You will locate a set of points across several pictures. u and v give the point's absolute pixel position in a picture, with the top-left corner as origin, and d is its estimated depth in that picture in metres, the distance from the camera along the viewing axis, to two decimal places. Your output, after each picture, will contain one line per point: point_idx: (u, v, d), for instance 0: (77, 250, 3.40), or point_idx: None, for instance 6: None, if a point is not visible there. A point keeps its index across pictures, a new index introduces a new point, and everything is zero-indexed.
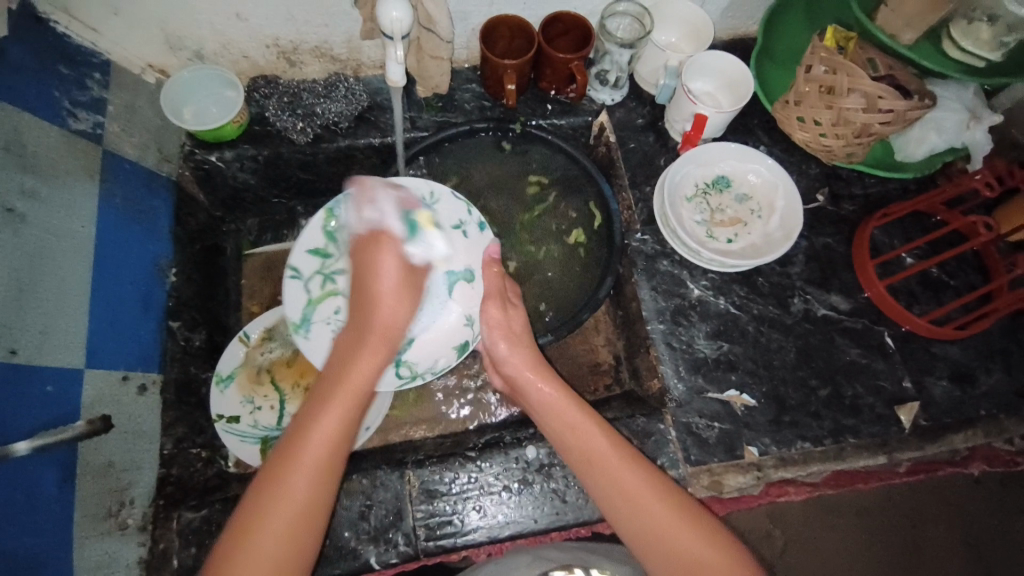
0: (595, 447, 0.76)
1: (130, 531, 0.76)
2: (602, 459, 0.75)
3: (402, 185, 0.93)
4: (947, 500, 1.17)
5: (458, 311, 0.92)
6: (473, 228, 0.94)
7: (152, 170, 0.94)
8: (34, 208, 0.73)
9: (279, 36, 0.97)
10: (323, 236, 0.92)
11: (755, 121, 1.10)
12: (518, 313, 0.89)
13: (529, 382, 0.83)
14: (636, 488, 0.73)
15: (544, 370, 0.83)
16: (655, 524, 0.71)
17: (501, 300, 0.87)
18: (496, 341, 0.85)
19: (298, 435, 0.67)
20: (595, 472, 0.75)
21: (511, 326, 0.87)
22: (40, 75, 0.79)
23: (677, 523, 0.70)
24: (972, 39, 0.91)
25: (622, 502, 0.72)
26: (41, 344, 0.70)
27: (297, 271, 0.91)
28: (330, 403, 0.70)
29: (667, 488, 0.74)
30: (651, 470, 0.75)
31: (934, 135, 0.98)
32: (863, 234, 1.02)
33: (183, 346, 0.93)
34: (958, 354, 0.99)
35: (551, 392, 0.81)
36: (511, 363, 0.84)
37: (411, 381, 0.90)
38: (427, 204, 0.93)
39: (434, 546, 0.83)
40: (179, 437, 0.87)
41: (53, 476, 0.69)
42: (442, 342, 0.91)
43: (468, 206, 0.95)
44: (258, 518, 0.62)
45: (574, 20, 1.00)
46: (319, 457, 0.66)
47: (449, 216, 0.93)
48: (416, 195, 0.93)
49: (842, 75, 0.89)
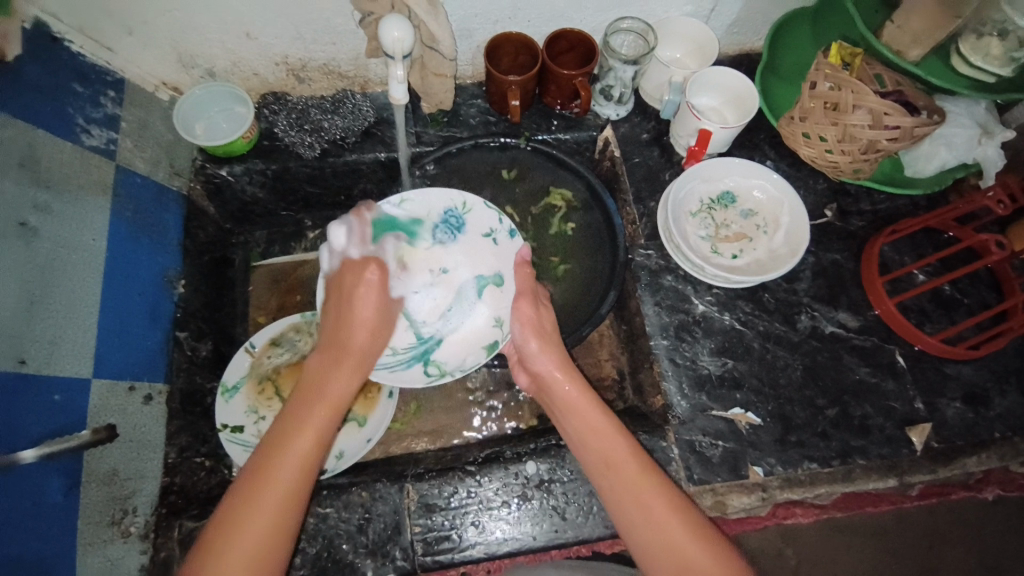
0: (616, 454, 0.75)
1: (132, 539, 0.77)
2: (623, 469, 0.74)
3: (436, 196, 0.97)
4: (967, 524, 1.13)
5: (487, 313, 0.94)
6: (504, 236, 0.97)
7: (163, 184, 0.96)
8: (47, 222, 0.75)
9: (288, 54, 0.99)
10: None
11: (760, 136, 1.09)
12: (548, 313, 0.88)
13: (553, 381, 0.82)
14: (657, 504, 0.71)
15: (569, 370, 0.82)
16: (673, 542, 0.69)
17: (534, 299, 0.87)
18: (527, 338, 0.84)
19: (273, 454, 0.66)
20: (612, 478, 0.74)
21: (542, 324, 0.86)
22: (55, 93, 0.81)
23: (695, 543, 0.69)
24: (981, 55, 0.90)
25: (642, 516, 0.71)
26: (50, 354, 0.72)
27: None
28: (304, 417, 0.69)
29: (686, 506, 0.72)
30: (671, 486, 0.74)
31: (944, 151, 0.97)
32: (872, 250, 1.00)
33: (189, 357, 0.94)
34: (971, 374, 0.97)
35: (576, 393, 0.80)
36: (540, 364, 0.83)
37: (440, 380, 0.92)
38: (459, 213, 0.97)
39: (432, 561, 0.83)
40: (183, 446, 0.88)
41: (58, 483, 0.70)
42: (469, 343, 0.93)
43: (498, 214, 0.97)
44: (234, 528, 0.62)
45: (579, 38, 1.01)
46: (290, 477, 0.65)
47: (480, 224, 0.97)
48: (448, 204, 0.97)
49: (847, 91, 0.88)
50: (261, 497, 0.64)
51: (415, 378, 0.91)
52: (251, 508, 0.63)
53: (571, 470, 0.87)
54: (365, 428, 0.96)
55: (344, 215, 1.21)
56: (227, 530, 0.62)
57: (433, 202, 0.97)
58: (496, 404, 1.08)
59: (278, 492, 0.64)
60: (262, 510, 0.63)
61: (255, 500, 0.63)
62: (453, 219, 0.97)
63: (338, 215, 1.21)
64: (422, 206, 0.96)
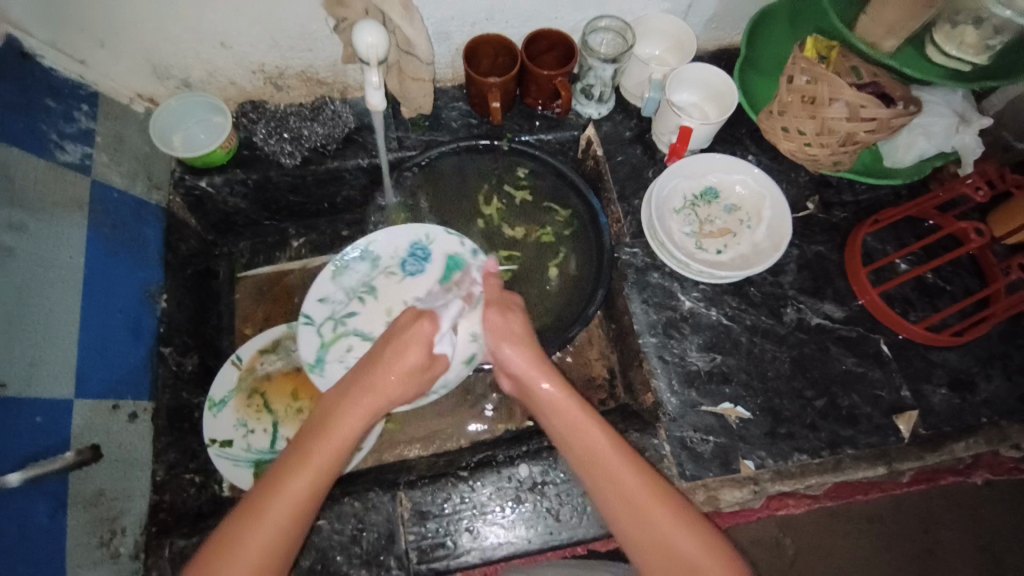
0: (598, 448, 0.75)
1: (122, 560, 0.77)
2: (608, 464, 0.73)
3: (399, 232, 0.99)
4: (958, 507, 1.14)
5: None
6: (468, 258, 0.97)
7: (141, 198, 0.95)
8: (22, 241, 0.74)
9: (265, 63, 0.98)
10: (333, 283, 0.97)
11: (742, 131, 1.10)
12: (520, 317, 0.85)
13: (530, 383, 0.80)
14: (641, 497, 0.71)
15: (546, 369, 0.80)
16: (659, 533, 0.69)
17: (500, 307, 0.85)
18: (498, 346, 0.82)
19: (280, 479, 0.65)
20: (598, 477, 0.74)
21: (511, 329, 0.83)
22: (28, 110, 0.80)
23: (680, 531, 0.69)
24: (956, 43, 0.91)
25: (630, 514, 0.71)
26: (30, 375, 0.71)
27: (309, 318, 0.94)
28: (317, 447, 0.67)
29: (671, 498, 0.72)
30: (655, 476, 0.74)
31: (923, 140, 0.98)
32: (855, 240, 1.01)
33: (176, 371, 0.93)
34: (956, 360, 0.98)
35: (556, 394, 0.78)
36: (516, 365, 0.81)
37: (423, 401, 0.92)
38: (424, 245, 0.99)
39: (427, 569, 0.82)
40: (171, 464, 0.87)
41: (47, 505, 0.69)
42: (448, 361, 0.93)
43: (461, 238, 0.99)
44: (223, 558, 0.62)
45: (559, 38, 1.01)
46: (292, 508, 0.64)
47: (447, 250, 0.98)
48: (412, 237, 0.99)
49: (823, 85, 0.89)
50: (262, 518, 0.63)
51: (401, 404, 0.91)
52: (252, 526, 0.63)
53: (564, 471, 0.87)
54: (355, 437, 0.95)
55: (328, 222, 1.20)
56: (226, 545, 0.62)
57: (398, 237, 0.99)
58: (487, 408, 1.08)
59: (278, 517, 0.64)
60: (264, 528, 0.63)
61: (258, 521, 0.63)
62: (420, 251, 0.98)
63: (323, 222, 1.21)
64: (388, 243, 0.99)
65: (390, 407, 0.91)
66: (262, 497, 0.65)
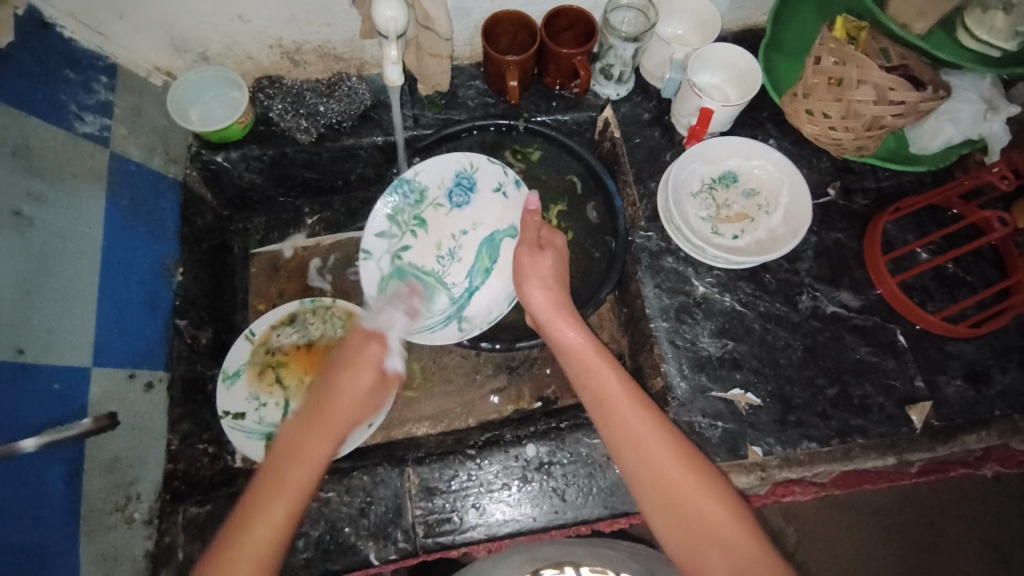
0: (610, 388, 0.76)
1: (136, 525, 0.80)
2: (617, 402, 0.75)
3: (445, 160, 1.01)
4: (967, 500, 1.14)
5: (506, 265, 0.99)
6: (512, 188, 1.01)
7: (158, 170, 0.95)
8: (41, 212, 0.75)
9: (282, 37, 0.98)
10: (387, 219, 0.99)
11: (764, 114, 1.08)
12: (552, 263, 0.87)
13: (551, 324, 0.83)
14: (646, 436, 0.72)
15: (567, 313, 0.83)
16: (659, 467, 0.71)
17: (531, 249, 0.87)
18: (532, 292, 0.85)
19: (249, 511, 0.66)
20: (605, 416, 0.75)
21: (539, 273, 0.86)
22: (49, 82, 0.80)
23: (680, 468, 0.70)
24: (987, 28, 0.88)
25: (634, 450, 0.72)
26: (49, 343, 0.72)
27: (368, 253, 0.97)
28: (281, 476, 0.68)
29: (680, 443, 0.73)
30: (666, 422, 0.74)
31: (950, 126, 0.95)
32: (874, 230, 0.99)
33: (190, 344, 0.95)
34: (972, 352, 0.96)
35: (578, 339, 0.81)
36: (540, 306, 0.84)
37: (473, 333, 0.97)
38: (468, 173, 1.02)
39: (433, 543, 0.84)
40: (184, 434, 0.90)
41: (62, 471, 0.71)
42: (494, 297, 0.98)
43: (503, 168, 1.01)
44: None
45: (579, 16, 0.99)
46: (258, 552, 0.63)
47: (489, 180, 1.01)
48: (457, 166, 1.01)
49: (852, 66, 0.87)
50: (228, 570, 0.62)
51: (450, 335, 0.96)
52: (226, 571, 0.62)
53: (570, 453, 0.88)
54: None
55: (343, 199, 1.21)
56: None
57: (442, 168, 1.01)
58: (498, 387, 1.08)
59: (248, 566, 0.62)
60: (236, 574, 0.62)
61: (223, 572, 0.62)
62: (464, 181, 1.01)
63: (338, 199, 1.21)
64: (433, 174, 1.01)
65: (444, 337, 0.96)
66: (230, 538, 0.64)
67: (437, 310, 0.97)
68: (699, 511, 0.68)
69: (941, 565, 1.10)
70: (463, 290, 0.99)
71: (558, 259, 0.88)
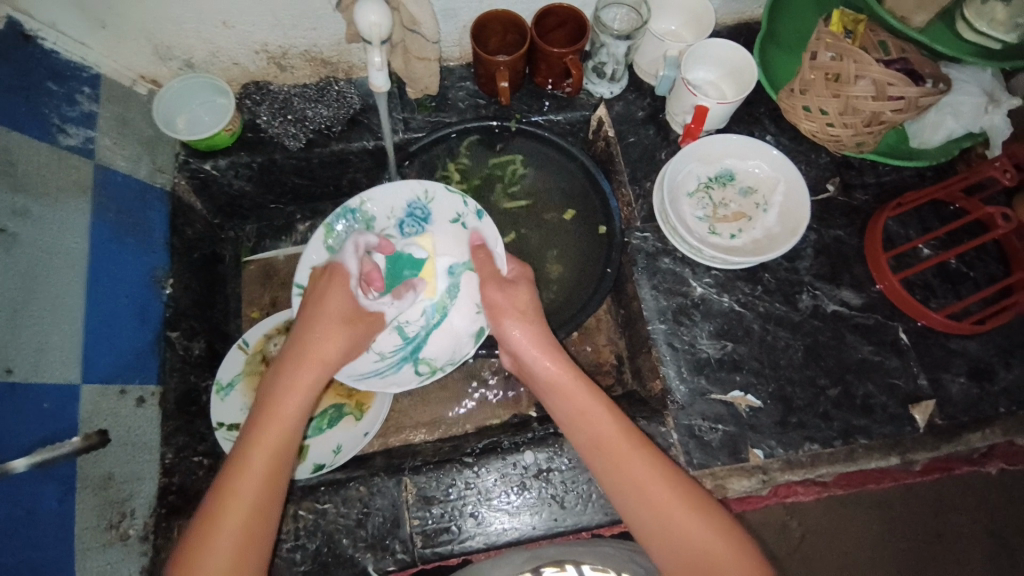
0: (607, 433, 0.74)
1: (132, 542, 0.78)
2: (615, 448, 0.73)
3: (397, 189, 0.95)
4: (976, 498, 1.12)
5: (469, 302, 0.95)
6: (471, 219, 0.95)
7: (146, 181, 0.94)
8: (26, 227, 0.74)
9: (267, 42, 0.96)
10: (326, 250, 0.91)
11: (760, 110, 1.06)
12: (523, 292, 0.87)
13: (536, 361, 0.82)
14: (649, 481, 0.70)
15: (553, 350, 0.82)
16: (663, 511, 0.69)
17: (499, 283, 0.87)
18: (512, 327, 0.84)
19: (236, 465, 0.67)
20: (599, 455, 0.74)
21: (514, 306, 0.86)
22: (29, 94, 0.79)
23: (683, 509, 0.69)
24: (987, 20, 0.86)
25: (633, 490, 0.71)
26: (37, 362, 0.71)
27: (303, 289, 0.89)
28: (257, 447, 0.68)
29: (676, 476, 0.72)
30: (659, 456, 0.73)
31: (951, 121, 0.92)
32: (876, 224, 0.97)
33: (184, 356, 0.94)
34: (975, 349, 0.95)
35: (559, 372, 0.80)
36: (521, 344, 0.83)
37: (431, 376, 0.94)
38: (423, 204, 0.96)
39: (432, 553, 0.83)
40: (181, 446, 0.88)
41: (56, 490, 0.71)
42: (456, 337, 0.94)
43: (463, 197, 0.95)
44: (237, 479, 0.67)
45: (568, 13, 0.97)
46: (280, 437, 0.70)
47: (447, 210, 0.96)
48: (410, 195, 0.95)
49: (849, 62, 0.84)
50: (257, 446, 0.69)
51: (408, 379, 0.93)
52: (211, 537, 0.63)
53: (569, 458, 0.87)
54: (362, 422, 0.97)
55: (335, 206, 1.19)
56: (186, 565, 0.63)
57: (393, 197, 0.95)
58: (495, 393, 1.08)
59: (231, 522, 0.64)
60: (224, 533, 0.64)
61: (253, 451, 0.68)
62: (417, 211, 0.96)
63: (330, 206, 1.20)
64: (383, 204, 0.95)
65: (398, 383, 0.93)
66: (214, 501, 0.66)
67: (390, 352, 0.93)
68: (708, 556, 0.66)
69: (947, 563, 1.09)
70: (419, 332, 0.94)
71: (529, 288, 0.88)
